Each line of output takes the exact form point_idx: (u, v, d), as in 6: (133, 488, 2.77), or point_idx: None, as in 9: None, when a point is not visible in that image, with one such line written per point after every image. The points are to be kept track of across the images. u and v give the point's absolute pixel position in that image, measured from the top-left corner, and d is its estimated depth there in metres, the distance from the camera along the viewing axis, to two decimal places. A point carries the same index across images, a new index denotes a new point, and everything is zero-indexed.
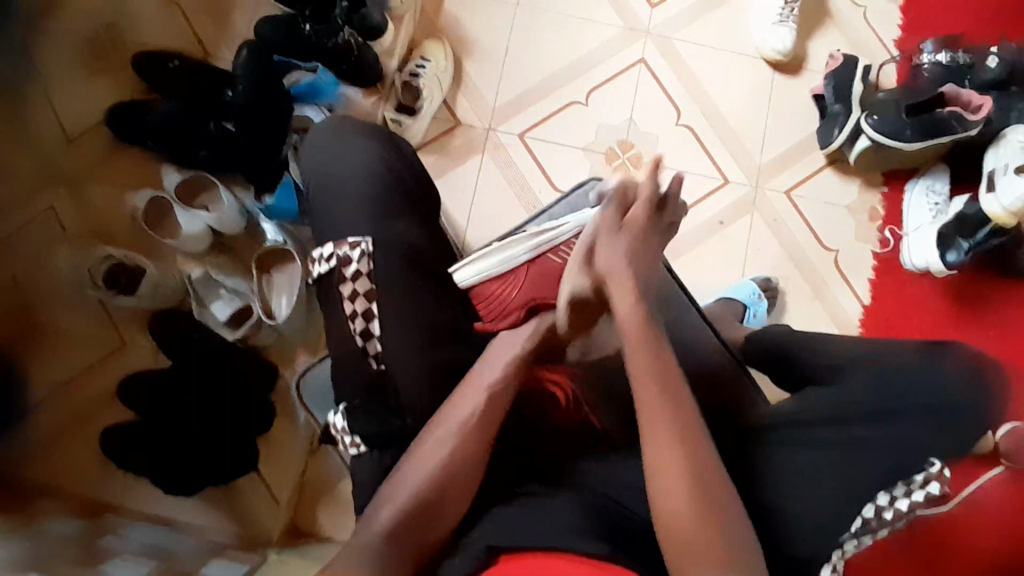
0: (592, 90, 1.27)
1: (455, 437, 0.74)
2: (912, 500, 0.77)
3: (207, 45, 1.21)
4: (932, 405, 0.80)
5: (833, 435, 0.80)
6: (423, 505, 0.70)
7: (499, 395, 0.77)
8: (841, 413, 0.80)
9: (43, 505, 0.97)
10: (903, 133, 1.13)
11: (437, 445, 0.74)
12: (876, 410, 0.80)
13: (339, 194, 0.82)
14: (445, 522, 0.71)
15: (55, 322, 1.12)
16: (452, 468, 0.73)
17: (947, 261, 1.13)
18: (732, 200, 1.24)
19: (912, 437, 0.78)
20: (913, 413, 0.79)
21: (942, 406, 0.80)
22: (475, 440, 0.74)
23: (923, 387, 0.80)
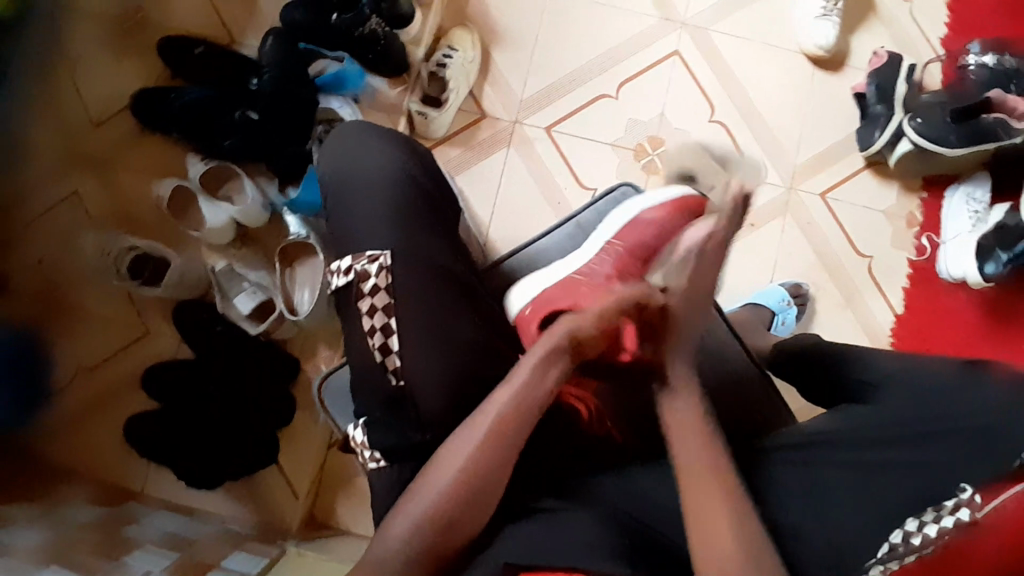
0: (623, 83, 1.23)
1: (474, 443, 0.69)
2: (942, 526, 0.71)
3: (232, 29, 1.18)
4: (979, 430, 0.74)
5: (871, 461, 0.76)
6: (442, 517, 0.68)
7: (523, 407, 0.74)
8: (876, 439, 0.77)
9: (69, 492, 0.99)
10: (948, 138, 1.09)
11: (456, 451, 0.70)
12: (916, 434, 0.76)
13: (361, 198, 0.81)
14: (463, 533, 0.69)
15: (80, 309, 1.12)
16: (470, 476, 0.69)
17: (986, 273, 1.10)
18: (765, 201, 1.21)
19: (952, 463, 0.73)
20: (956, 438, 0.74)
21: (991, 429, 0.73)
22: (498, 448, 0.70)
23: (970, 410, 0.75)
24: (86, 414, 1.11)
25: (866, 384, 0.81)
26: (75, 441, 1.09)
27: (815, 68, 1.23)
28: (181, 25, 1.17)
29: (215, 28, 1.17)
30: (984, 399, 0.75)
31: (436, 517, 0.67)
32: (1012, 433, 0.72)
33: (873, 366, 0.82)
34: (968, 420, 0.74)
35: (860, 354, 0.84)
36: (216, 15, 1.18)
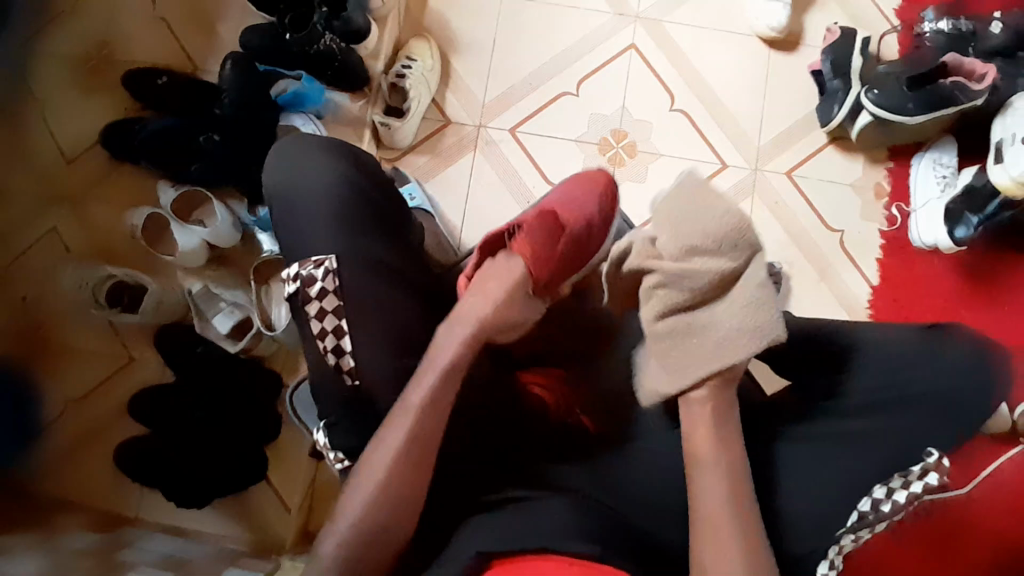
0: (582, 79, 1.25)
1: (404, 434, 0.69)
2: (911, 491, 0.73)
3: (195, 58, 1.20)
4: (938, 391, 0.75)
5: (830, 427, 0.77)
6: (382, 505, 0.66)
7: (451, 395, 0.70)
8: (839, 399, 0.77)
9: (62, 522, 1.00)
10: (906, 106, 1.09)
11: (389, 442, 0.69)
12: (878, 400, 0.76)
13: (312, 208, 0.83)
14: (407, 525, 0.67)
15: (63, 340, 1.15)
16: (409, 464, 0.68)
17: (955, 238, 1.10)
18: (732, 184, 1.22)
19: (915, 424, 0.75)
20: (918, 398, 0.75)
21: (949, 391, 0.75)
22: (425, 433, 0.69)
23: (930, 370, 0.76)
24: (78, 444, 1.13)
25: (839, 350, 0.80)
26: (66, 473, 1.11)
27: (770, 49, 1.24)
28: (145, 57, 1.20)
29: (179, 59, 1.20)
30: (946, 362, 0.76)
31: (377, 506, 0.66)
32: (970, 391, 0.75)
33: (844, 329, 0.81)
34: (930, 383, 0.76)
35: (828, 318, 0.84)
36: (179, 46, 1.21)
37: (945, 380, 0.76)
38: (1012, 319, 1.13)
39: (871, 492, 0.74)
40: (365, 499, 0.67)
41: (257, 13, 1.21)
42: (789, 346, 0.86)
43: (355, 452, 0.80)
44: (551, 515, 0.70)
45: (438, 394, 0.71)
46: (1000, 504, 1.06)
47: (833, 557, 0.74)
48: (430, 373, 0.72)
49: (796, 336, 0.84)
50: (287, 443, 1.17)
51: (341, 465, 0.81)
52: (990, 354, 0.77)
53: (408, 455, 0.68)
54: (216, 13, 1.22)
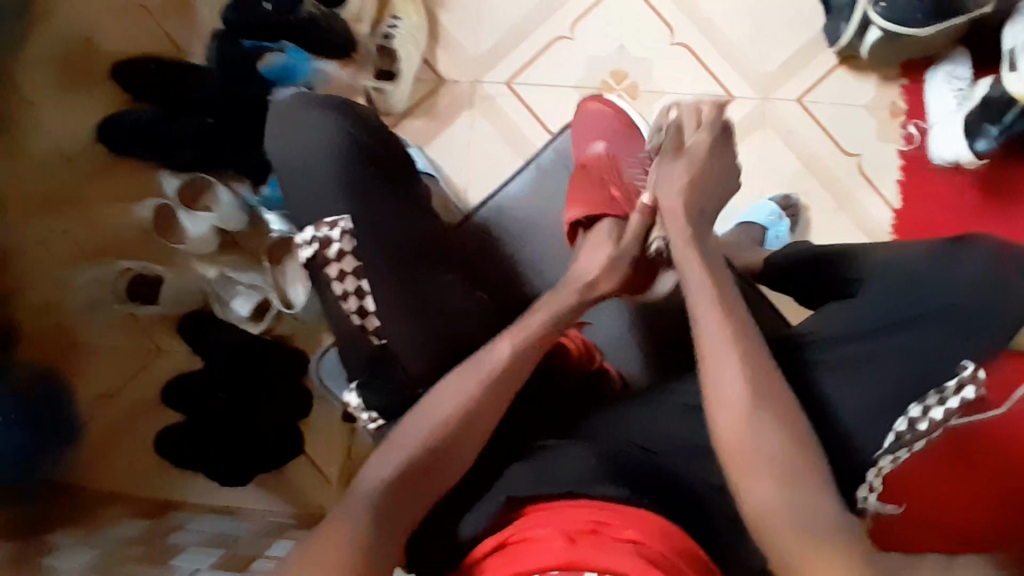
0: (576, 22, 1.20)
1: (472, 396, 0.71)
2: (947, 407, 0.72)
3: (180, 42, 1.20)
4: (968, 305, 0.74)
5: (857, 350, 0.75)
6: (435, 450, 0.68)
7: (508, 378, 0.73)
8: (873, 327, 0.75)
9: (111, 511, 1.04)
10: (914, 17, 1.03)
11: (455, 392, 0.72)
12: (900, 317, 0.75)
13: (314, 170, 0.81)
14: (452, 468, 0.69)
15: (87, 338, 1.17)
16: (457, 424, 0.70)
17: (976, 150, 1.06)
18: (740, 116, 1.18)
19: (949, 339, 0.73)
20: (949, 315, 0.74)
21: (977, 305, 0.74)
22: (502, 391, 0.73)
23: (957, 285, 0.75)
24: (118, 436, 1.16)
25: (849, 280, 0.81)
26: (107, 468, 1.14)
27: None
28: (133, 46, 1.19)
29: (166, 45, 1.19)
30: (961, 278, 0.75)
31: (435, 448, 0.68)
32: (1000, 296, 0.74)
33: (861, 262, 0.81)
34: (950, 300, 0.74)
35: (842, 253, 0.83)
36: (163, 34, 1.19)
37: (960, 295, 0.74)
38: None
39: (907, 412, 0.73)
40: (413, 448, 0.68)
41: None
42: (810, 283, 0.86)
43: None
44: (577, 462, 0.70)
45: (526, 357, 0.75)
46: None
47: (873, 481, 0.73)
48: (503, 345, 0.75)
49: (809, 274, 0.85)
50: (320, 416, 1.18)
51: (374, 423, 0.82)
52: (1000, 267, 0.75)
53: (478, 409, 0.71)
54: None
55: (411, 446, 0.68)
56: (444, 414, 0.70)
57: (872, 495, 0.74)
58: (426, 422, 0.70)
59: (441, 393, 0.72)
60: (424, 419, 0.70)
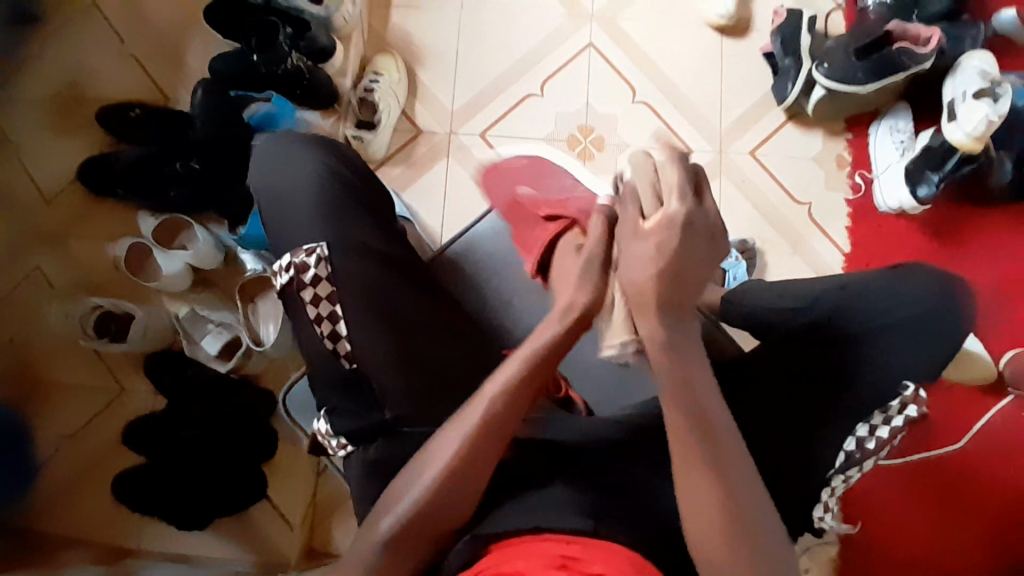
0: (547, 80, 1.28)
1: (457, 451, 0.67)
2: (893, 426, 0.75)
3: (167, 91, 1.25)
4: (908, 324, 0.77)
5: (812, 366, 0.78)
6: (426, 515, 0.66)
7: (491, 430, 0.67)
8: (823, 345, 0.78)
9: (61, 556, 0.99)
10: (856, 75, 1.13)
11: (435, 460, 0.67)
12: (852, 334, 0.77)
13: (295, 208, 0.83)
14: (452, 521, 0.67)
15: (54, 378, 1.15)
16: (453, 477, 0.66)
17: (918, 197, 1.14)
18: (699, 167, 1.25)
19: (894, 356, 0.76)
20: (890, 333, 0.77)
21: (919, 323, 0.76)
22: (486, 455, 0.67)
23: (899, 305, 0.77)
24: (76, 478, 1.12)
25: (797, 310, 0.80)
26: (63, 511, 1.10)
27: (721, 37, 1.29)
28: (119, 94, 1.24)
29: (152, 93, 1.24)
30: (908, 293, 0.77)
31: (424, 515, 0.66)
32: (942, 316, 0.76)
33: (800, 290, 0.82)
34: (895, 317, 0.77)
35: (786, 284, 0.83)
36: (151, 83, 1.25)
37: (908, 309, 0.77)
38: (983, 271, 1.17)
39: (854, 432, 0.75)
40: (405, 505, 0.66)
41: (224, 42, 1.25)
42: (748, 314, 0.84)
43: (351, 436, 0.77)
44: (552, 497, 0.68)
45: (505, 414, 0.68)
46: (994, 456, 1.10)
47: (828, 500, 0.75)
48: (472, 410, 0.68)
49: (757, 306, 0.83)
50: (287, 459, 1.15)
51: (344, 451, 0.79)
52: (945, 289, 0.78)
53: (462, 477, 0.66)
54: (183, 47, 1.26)
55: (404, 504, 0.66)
56: (435, 468, 0.67)
57: (828, 514, 0.75)
58: (419, 477, 0.67)
59: (433, 447, 0.68)
60: (411, 486, 0.67)
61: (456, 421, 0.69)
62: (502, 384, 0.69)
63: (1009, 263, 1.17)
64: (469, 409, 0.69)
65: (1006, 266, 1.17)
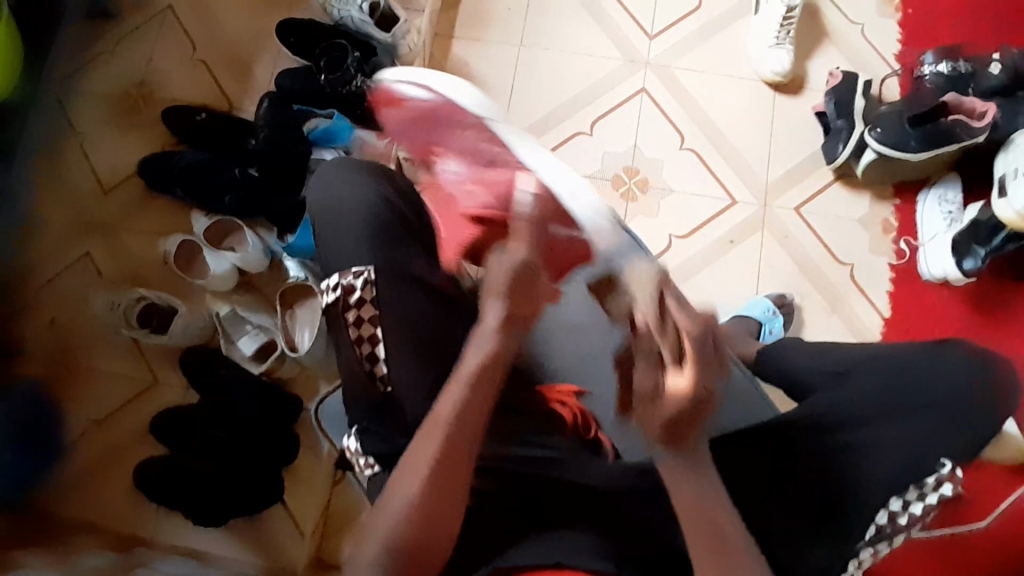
0: (597, 120, 1.31)
1: (421, 479, 0.68)
2: (926, 504, 0.74)
3: (232, 98, 1.30)
4: (951, 401, 0.76)
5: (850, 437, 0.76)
6: (407, 544, 0.66)
7: (451, 451, 0.70)
8: (863, 414, 0.77)
9: (82, 542, 1.01)
10: (908, 143, 1.13)
11: (403, 487, 0.68)
12: (886, 409, 0.76)
13: (342, 229, 0.87)
14: (437, 557, 0.67)
15: (92, 363, 1.19)
16: (425, 505, 0.67)
17: (964, 269, 1.13)
18: (741, 218, 1.26)
19: (935, 433, 0.75)
20: (934, 410, 0.75)
21: (960, 401, 0.76)
22: (452, 477, 0.69)
23: (942, 382, 0.76)
24: (102, 463, 1.15)
25: (837, 374, 0.80)
26: (88, 495, 1.13)
27: (775, 92, 1.30)
28: (186, 97, 1.29)
29: (218, 99, 1.29)
30: (947, 380, 0.77)
31: (401, 556, 0.65)
32: (983, 393, 0.76)
33: (839, 355, 0.82)
34: (940, 393, 0.76)
35: (825, 349, 0.84)
36: (218, 89, 1.30)
37: (936, 393, 0.76)
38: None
39: (887, 507, 0.74)
40: (384, 531, 0.66)
41: (291, 57, 1.30)
42: (785, 374, 0.86)
43: (378, 456, 0.78)
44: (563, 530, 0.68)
45: (460, 431, 0.71)
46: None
47: (853, 571, 0.74)
48: (430, 434, 0.70)
49: (794, 365, 0.85)
50: (306, 466, 1.17)
51: (371, 471, 0.80)
52: (985, 365, 0.78)
53: (432, 500, 0.68)
54: (251, 58, 1.31)
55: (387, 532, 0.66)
56: (407, 495, 0.67)
57: None
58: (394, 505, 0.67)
59: (402, 475, 0.69)
60: (385, 512, 0.67)
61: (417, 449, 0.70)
62: (457, 398, 0.72)
63: None
64: (428, 432, 0.71)
65: None
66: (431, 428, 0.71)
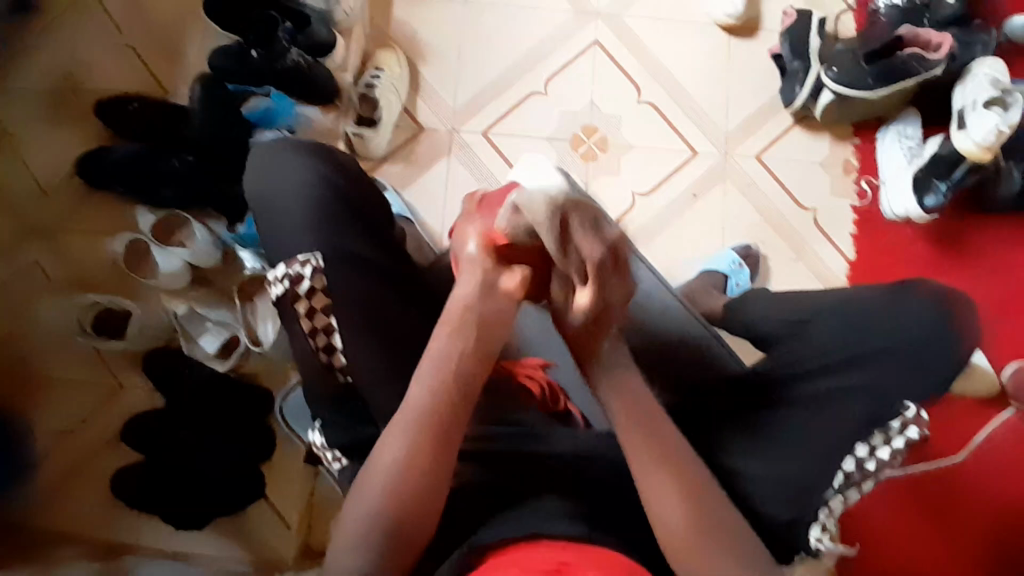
0: (550, 79, 1.26)
1: (401, 451, 0.62)
2: (892, 448, 0.71)
3: (165, 83, 1.23)
4: (918, 341, 0.73)
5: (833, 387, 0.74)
6: (397, 496, 0.61)
7: (430, 421, 0.64)
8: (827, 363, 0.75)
9: (60, 554, 0.99)
10: (865, 81, 1.11)
11: (392, 434, 0.64)
12: (839, 358, 0.75)
13: (282, 218, 0.82)
14: (416, 535, 0.62)
15: (50, 373, 1.15)
16: (403, 478, 0.62)
17: (925, 206, 1.12)
18: (703, 170, 1.23)
19: (899, 377, 0.72)
20: (898, 349, 0.73)
21: (928, 342, 0.73)
22: (448, 421, 0.64)
23: (909, 322, 0.74)
24: (73, 471, 1.12)
25: (800, 322, 0.81)
26: (62, 506, 1.10)
27: (730, 36, 1.27)
28: (116, 85, 1.22)
29: (150, 85, 1.22)
30: (915, 314, 0.75)
31: (378, 532, 0.60)
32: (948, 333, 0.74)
33: (803, 303, 0.83)
34: (907, 335, 0.74)
35: (794, 297, 0.84)
36: (149, 75, 1.23)
37: (899, 331, 0.74)
38: (987, 282, 1.16)
39: (853, 452, 0.71)
40: (363, 516, 0.61)
41: (223, 35, 1.23)
42: (757, 324, 0.87)
43: (345, 449, 0.77)
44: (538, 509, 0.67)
45: (454, 377, 0.66)
46: (994, 469, 1.09)
47: (824, 519, 0.71)
48: (421, 379, 0.66)
49: (758, 317, 0.87)
50: (282, 460, 1.16)
51: (339, 464, 0.78)
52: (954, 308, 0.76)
53: (409, 473, 0.62)
54: (181, 40, 1.24)
55: (362, 514, 0.61)
56: (387, 467, 0.62)
57: (825, 536, 0.71)
58: (372, 487, 0.62)
59: (377, 455, 0.63)
60: (375, 467, 0.63)
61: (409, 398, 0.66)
62: (445, 342, 0.68)
63: (1011, 276, 1.15)
64: (419, 379, 0.66)
65: (1011, 277, 1.16)
66: (407, 405, 0.65)
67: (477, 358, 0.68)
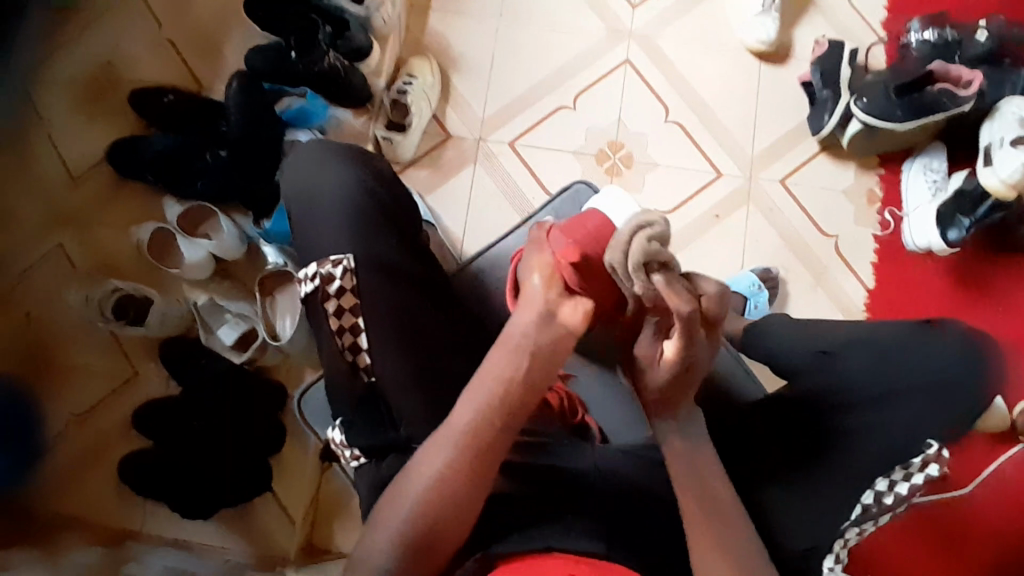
0: (578, 94, 1.28)
1: (443, 469, 0.63)
2: (912, 484, 0.73)
3: (201, 79, 1.25)
4: (937, 380, 0.74)
5: (854, 422, 0.76)
6: (418, 538, 0.62)
7: (481, 446, 0.63)
8: (839, 401, 0.77)
9: (67, 535, 0.99)
10: (894, 114, 1.12)
11: (415, 485, 0.63)
12: (868, 397, 0.76)
13: (320, 214, 0.84)
14: (449, 543, 0.64)
15: (69, 356, 1.16)
16: (445, 495, 0.63)
17: (948, 240, 1.12)
18: (727, 192, 1.24)
19: (917, 415, 0.74)
20: (914, 390, 0.75)
21: (949, 381, 0.74)
22: (487, 451, 0.64)
23: (927, 361, 0.75)
24: (84, 456, 1.13)
25: (825, 354, 0.79)
26: (71, 488, 1.11)
27: (760, 62, 1.28)
28: (152, 78, 1.25)
29: (187, 80, 1.25)
30: (935, 352, 0.75)
31: (413, 542, 0.62)
32: (972, 374, 0.74)
33: (830, 334, 0.81)
34: (926, 374, 0.75)
35: (811, 326, 0.82)
36: (187, 70, 1.25)
37: (930, 370, 0.75)
38: (1008, 319, 1.15)
39: (873, 486, 0.74)
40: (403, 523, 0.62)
41: (261, 35, 1.25)
42: (772, 354, 0.84)
43: (365, 450, 0.76)
44: None
45: (493, 423, 0.64)
46: (1007, 508, 1.08)
47: (838, 550, 0.74)
48: (447, 438, 0.64)
49: (778, 344, 0.84)
50: (292, 454, 1.15)
51: (357, 462, 0.78)
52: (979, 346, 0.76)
53: (446, 498, 0.63)
54: (219, 37, 1.27)
55: (403, 522, 0.63)
56: (428, 483, 0.63)
57: (838, 566, 0.74)
58: (409, 497, 0.63)
59: (416, 468, 0.64)
60: (391, 514, 0.63)
61: (423, 466, 0.64)
62: (477, 406, 0.64)
63: None
64: (439, 444, 0.64)
65: None
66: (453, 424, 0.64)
67: (516, 421, 0.64)
